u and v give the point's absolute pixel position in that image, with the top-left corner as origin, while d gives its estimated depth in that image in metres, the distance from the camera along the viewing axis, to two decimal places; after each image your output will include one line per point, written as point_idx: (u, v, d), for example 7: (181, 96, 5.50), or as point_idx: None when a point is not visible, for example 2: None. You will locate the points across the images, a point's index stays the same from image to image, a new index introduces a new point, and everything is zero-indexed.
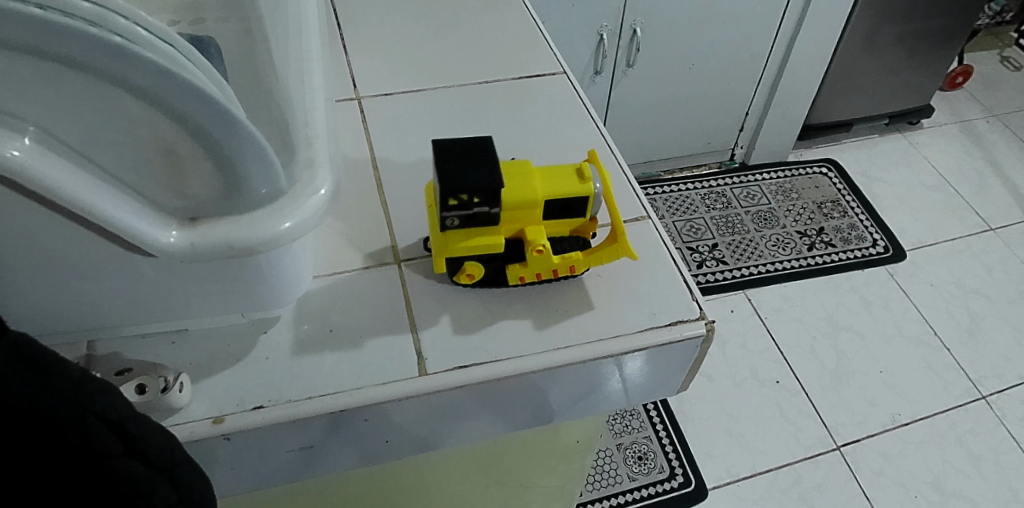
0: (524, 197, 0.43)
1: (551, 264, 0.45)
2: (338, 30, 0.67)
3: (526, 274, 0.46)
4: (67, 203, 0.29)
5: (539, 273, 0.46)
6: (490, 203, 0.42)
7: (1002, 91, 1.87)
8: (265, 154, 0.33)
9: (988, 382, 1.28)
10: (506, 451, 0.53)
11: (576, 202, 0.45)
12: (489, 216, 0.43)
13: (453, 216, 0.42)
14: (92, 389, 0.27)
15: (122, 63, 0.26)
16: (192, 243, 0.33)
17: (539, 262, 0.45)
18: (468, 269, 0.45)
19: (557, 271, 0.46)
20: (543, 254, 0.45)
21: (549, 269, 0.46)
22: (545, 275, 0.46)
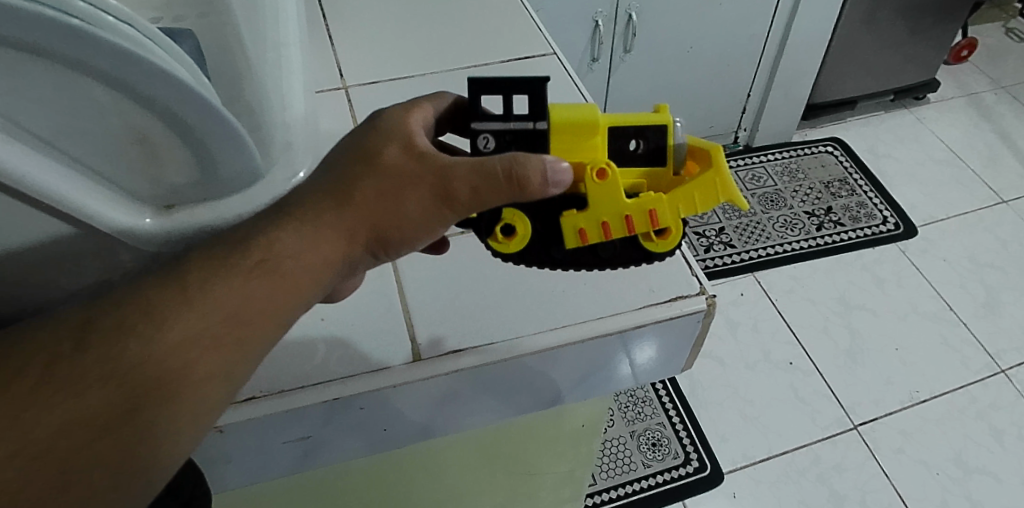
0: (581, 114, 0.37)
1: (622, 205, 0.38)
2: (324, 22, 0.67)
3: (588, 222, 0.38)
4: (48, 202, 0.29)
5: (605, 220, 0.38)
6: (540, 114, 0.37)
7: (1009, 62, 1.84)
8: (243, 139, 0.34)
9: (1007, 356, 1.25)
10: (511, 436, 0.53)
11: (648, 133, 0.38)
12: (540, 136, 0.37)
13: (489, 135, 0.37)
14: None
15: (87, 48, 0.26)
16: (168, 229, 0.34)
17: (604, 199, 0.38)
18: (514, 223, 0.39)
19: (629, 219, 0.38)
20: (612, 187, 0.37)
21: (619, 215, 0.38)
22: (613, 224, 0.38)
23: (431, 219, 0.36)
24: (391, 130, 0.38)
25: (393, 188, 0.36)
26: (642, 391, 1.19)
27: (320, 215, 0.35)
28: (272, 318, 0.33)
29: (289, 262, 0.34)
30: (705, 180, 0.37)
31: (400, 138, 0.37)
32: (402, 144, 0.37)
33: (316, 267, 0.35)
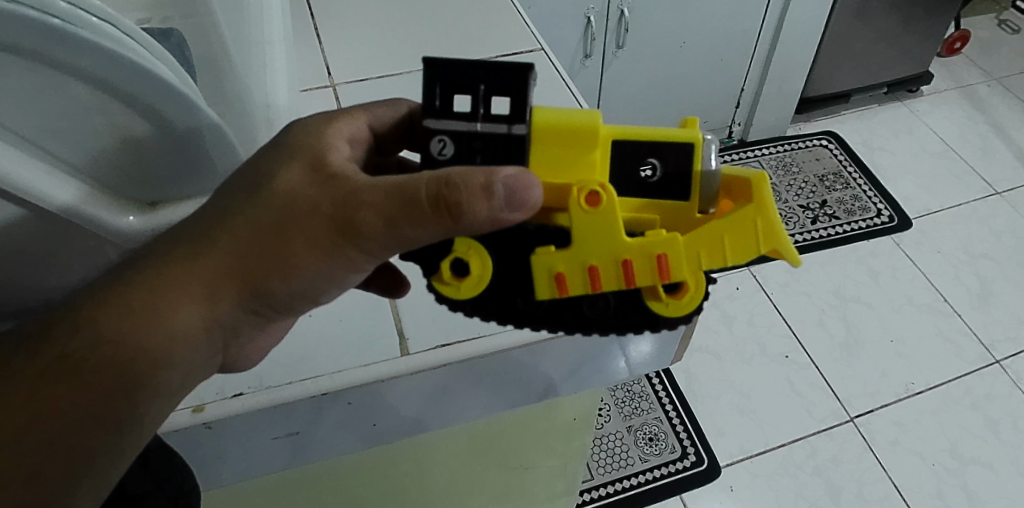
0: (575, 123, 0.32)
1: (621, 248, 0.32)
2: (312, 21, 0.67)
3: (571, 267, 0.32)
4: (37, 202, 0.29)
5: (592, 262, 0.32)
6: (519, 115, 0.31)
7: (1001, 54, 1.84)
8: (224, 133, 0.34)
9: (1001, 346, 1.26)
10: (502, 431, 0.53)
11: (668, 151, 0.33)
12: (515, 143, 0.32)
13: (445, 135, 0.32)
14: None
15: (72, 49, 0.26)
16: (152, 226, 0.35)
17: (596, 234, 0.32)
18: (470, 265, 0.33)
19: (627, 264, 0.32)
20: (605, 219, 0.31)
21: (615, 259, 0.32)
22: (602, 266, 0.32)
23: (322, 259, 0.33)
24: (303, 146, 0.34)
25: (272, 227, 0.32)
26: (638, 386, 1.19)
27: (180, 261, 0.32)
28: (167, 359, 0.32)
29: (137, 326, 0.31)
30: (742, 223, 0.31)
31: (311, 155, 0.34)
32: (310, 163, 0.33)
33: (175, 327, 0.32)
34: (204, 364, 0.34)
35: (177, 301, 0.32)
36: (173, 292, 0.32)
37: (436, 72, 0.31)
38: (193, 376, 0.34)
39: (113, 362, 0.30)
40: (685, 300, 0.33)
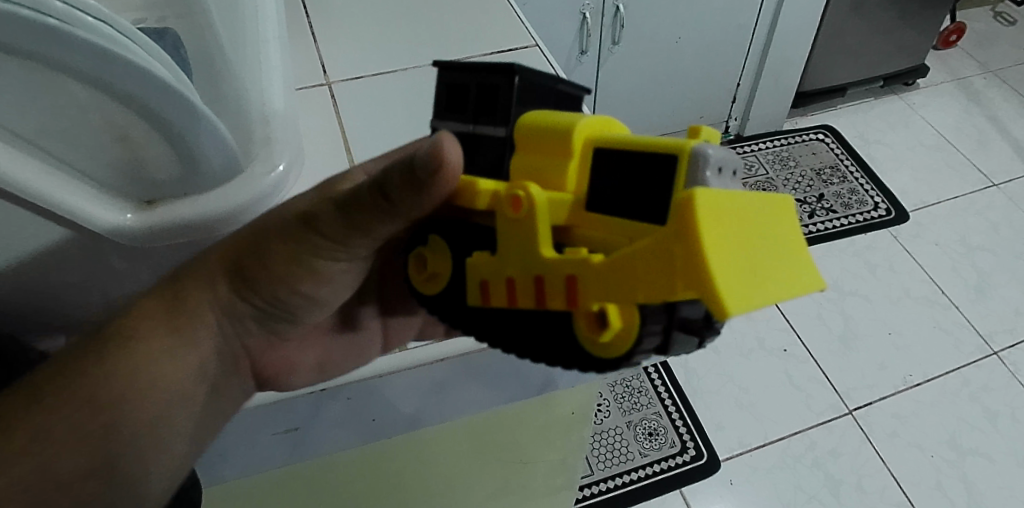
0: (545, 122, 0.30)
1: (540, 261, 0.29)
2: (308, 20, 0.67)
3: (494, 277, 0.31)
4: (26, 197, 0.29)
5: (513, 272, 0.30)
6: (504, 117, 0.31)
7: (998, 47, 1.85)
8: (221, 133, 0.33)
9: (999, 338, 1.26)
10: (501, 426, 0.53)
11: (642, 159, 0.27)
12: (501, 146, 0.31)
13: None
14: None
15: (59, 45, 0.26)
16: (149, 226, 0.33)
17: (517, 241, 0.29)
18: (432, 265, 0.34)
19: (539, 280, 0.29)
20: (524, 225, 0.29)
21: (532, 272, 0.29)
22: (520, 278, 0.30)
23: (294, 255, 0.37)
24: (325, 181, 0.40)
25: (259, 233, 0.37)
26: (638, 381, 1.19)
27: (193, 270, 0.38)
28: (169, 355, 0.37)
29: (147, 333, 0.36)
30: (659, 252, 0.24)
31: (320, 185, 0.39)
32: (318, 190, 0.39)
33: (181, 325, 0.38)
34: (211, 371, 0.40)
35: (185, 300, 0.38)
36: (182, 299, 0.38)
37: (445, 79, 0.33)
38: (214, 374, 0.40)
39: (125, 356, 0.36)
40: (604, 339, 0.27)
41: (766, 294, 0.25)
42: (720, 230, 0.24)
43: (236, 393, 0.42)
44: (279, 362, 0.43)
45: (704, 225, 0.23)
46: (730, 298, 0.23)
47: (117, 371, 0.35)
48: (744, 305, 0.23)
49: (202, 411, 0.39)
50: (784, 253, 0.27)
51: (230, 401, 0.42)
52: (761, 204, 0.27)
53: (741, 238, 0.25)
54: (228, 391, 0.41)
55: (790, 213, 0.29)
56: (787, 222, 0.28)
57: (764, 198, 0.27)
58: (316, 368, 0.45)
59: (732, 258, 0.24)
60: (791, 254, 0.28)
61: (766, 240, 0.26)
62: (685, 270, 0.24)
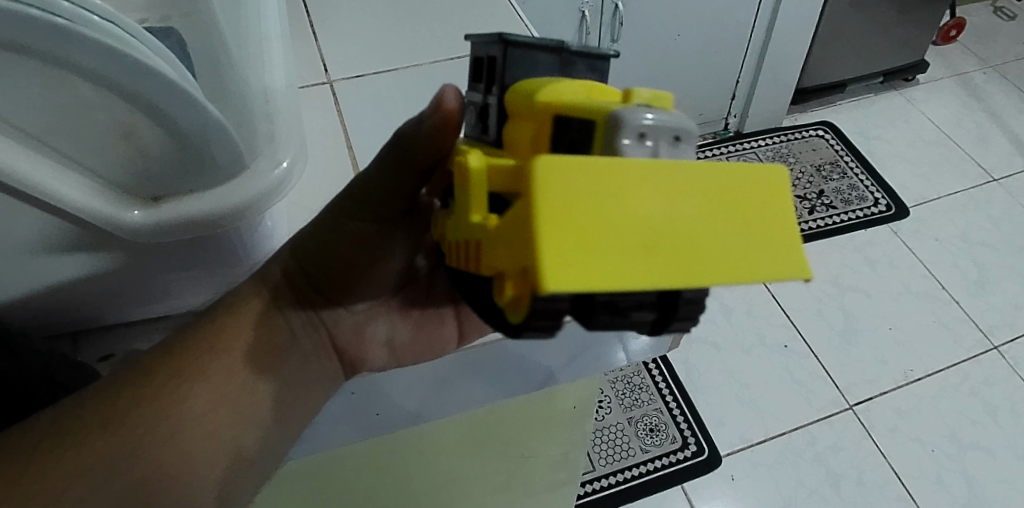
0: (525, 90, 0.29)
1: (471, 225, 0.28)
2: (308, 18, 0.67)
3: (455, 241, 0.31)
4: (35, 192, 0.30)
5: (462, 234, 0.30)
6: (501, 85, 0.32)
7: (997, 42, 1.85)
8: (224, 128, 0.33)
9: (999, 332, 1.27)
10: (503, 420, 0.54)
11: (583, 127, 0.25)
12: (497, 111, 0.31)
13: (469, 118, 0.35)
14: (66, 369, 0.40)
15: (70, 46, 0.27)
16: (156, 221, 0.34)
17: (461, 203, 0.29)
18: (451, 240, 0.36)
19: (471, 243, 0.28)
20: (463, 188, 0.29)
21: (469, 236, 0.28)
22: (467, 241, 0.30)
23: (330, 227, 0.41)
24: None
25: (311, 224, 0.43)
26: (639, 377, 1.19)
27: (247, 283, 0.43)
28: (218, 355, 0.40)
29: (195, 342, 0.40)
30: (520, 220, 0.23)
31: None
32: None
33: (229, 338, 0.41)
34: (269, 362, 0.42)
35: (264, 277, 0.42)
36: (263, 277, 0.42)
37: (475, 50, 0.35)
38: (295, 343, 0.44)
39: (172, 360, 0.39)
40: (504, 304, 0.25)
41: (647, 279, 0.22)
42: (578, 199, 0.22)
43: (322, 364, 0.45)
44: (350, 336, 0.46)
45: (540, 190, 0.21)
46: (556, 273, 0.21)
47: (203, 338, 0.40)
48: (578, 281, 0.21)
49: (284, 376, 0.43)
50: (714, 238, 0.23)
51: (319, 372, 0.44)
52: (692, 178, 0.24)
53: (626, 211, 0.22)
54: (312, 360, 0.44)
55: (757, 200, 0.25)
56: (746, 206, 0.24)
57: (699, 174, 0.24)
58: (387, 348, 0.47)
59: (585, 233, 0.21)
60: (732, 245, 0.24)
61: (682, 220, 0.23)
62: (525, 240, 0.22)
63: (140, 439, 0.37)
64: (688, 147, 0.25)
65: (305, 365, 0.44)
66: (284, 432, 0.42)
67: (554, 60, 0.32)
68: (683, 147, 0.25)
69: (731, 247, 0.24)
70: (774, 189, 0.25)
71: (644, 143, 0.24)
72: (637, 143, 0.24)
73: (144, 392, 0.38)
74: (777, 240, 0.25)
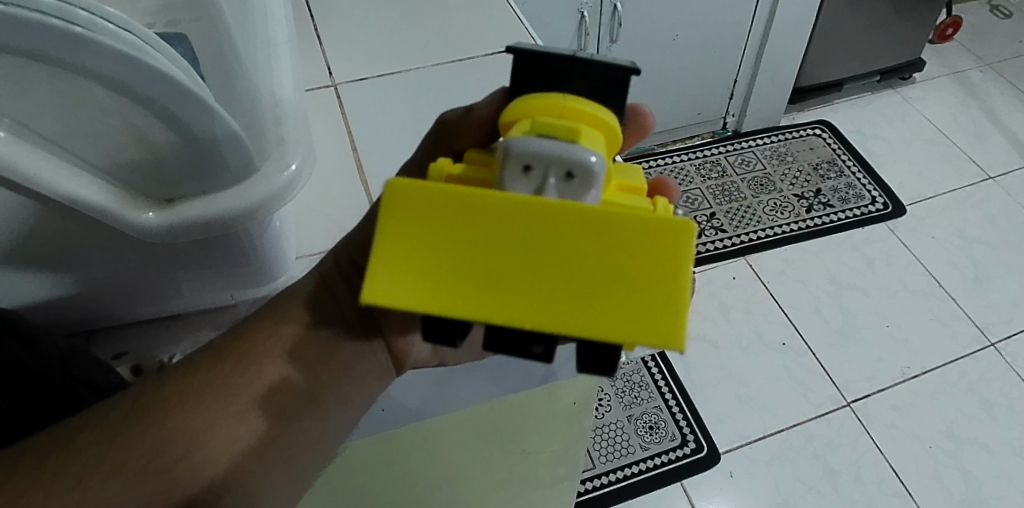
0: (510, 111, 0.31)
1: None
2: (312, 22, 0.68)
3: None
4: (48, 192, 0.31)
5: None
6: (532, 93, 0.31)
7: (993, 40, 1.86)
8: (235, 132, 0.34)
9: (996, 329, 1.28)
10: (505, 416, 0.55)
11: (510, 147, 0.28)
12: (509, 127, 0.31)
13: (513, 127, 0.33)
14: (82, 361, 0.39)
15: (86, 52, 0.28)
16: (170, 222, 0.35)
17: None
18: None
19: None
20: None
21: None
22: None
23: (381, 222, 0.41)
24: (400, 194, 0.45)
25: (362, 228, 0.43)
26: (638, 375, 1.20)
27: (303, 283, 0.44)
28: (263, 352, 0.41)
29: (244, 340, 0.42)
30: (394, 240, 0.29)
31: None
32: None
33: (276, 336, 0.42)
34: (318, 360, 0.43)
35: (323, 273, 0.44)
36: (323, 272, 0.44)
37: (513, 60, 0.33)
38: (353, 333, 0.44)
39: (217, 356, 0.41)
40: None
41: (466, 307, 0.27)
42: (422, 228, 0.28)
43: (377, 355, 0.45)
44: (401, 330, 0.46)
45: (391, 208, 0.28)
46: (383, 286, 0.27)
47: (266, 329, 0.42)
48: (392, 288, 0.27)
49: (340, 366, 0.43)
50: (555, 284, 0.27)
51: (374, 364, 0.45)
52: (547, 226, 0.27)
53: (466, 244, 0.27)
54: (366, 352, 0.44)
55: (620, 257, 0.27)
56: (600, 253, 0.27)
57: (551, 218, 0.27)
58: (437, 344, 0.48)
59: (418, 257, 0.27)
60: (578, 293, 0.27)
61: (526, 262, 0.27)
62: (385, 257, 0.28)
63: (209, 418, 0.39)
64: (584, 187, 0.28)
65: (360, 354, 0.44)
66: (342, 418, 0.43)
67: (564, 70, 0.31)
68: (575, 185, 0.28)
69: (565, 289, 0.27)
70: (650, 252, 0.27)
71: (531, 176, 0.28)
72: (521, 176, 0.28)
73: (213, 377, 0.40)
74: (635, 300, 0.27)
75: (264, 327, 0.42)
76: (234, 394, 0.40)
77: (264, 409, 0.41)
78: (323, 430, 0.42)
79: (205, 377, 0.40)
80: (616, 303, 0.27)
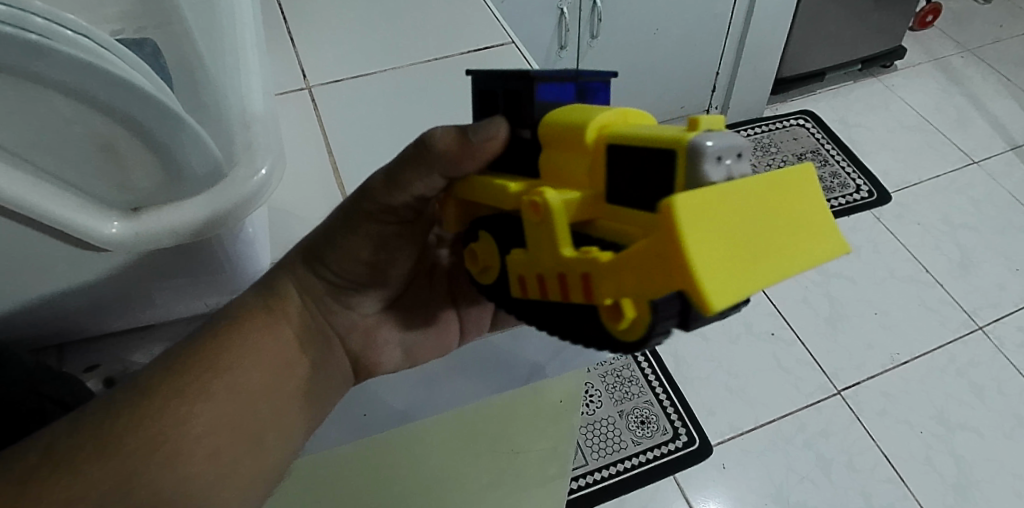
0: (562, 125, 0.31)
1: (562, 259, 0.29)
2: (285, 25, 0.67)
3: (529, 272, 0.32)
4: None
5: (541, 273, 0.31)
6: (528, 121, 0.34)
7: (974, 26, 1.87)
8: (203, 140, 0.34)
9: (983, 313, 1.29)
10: (492, 416, 0.54)
11: (647, 157, 0.27)
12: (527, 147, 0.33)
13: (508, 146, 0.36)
14: (47, 378, 0.38)
15: (44, 60, 0.27)
16: (136, 232, 0.34)
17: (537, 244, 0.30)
18: (484, 262, 0.36)
19: (562, 279, 0.30)
20: (544, 228, 0.29)
21: (560, 269, 0.29)
22: (548, 280, 0.31)
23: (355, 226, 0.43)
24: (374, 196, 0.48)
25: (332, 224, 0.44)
26: (628, 370, 1.20)
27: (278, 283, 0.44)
28: (246, 355, 0.41)
29: (223, 339, 0.41)
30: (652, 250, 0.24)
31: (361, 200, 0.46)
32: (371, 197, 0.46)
33: (258, 340, 0.42)
34: (300, 366, 0.44)
35: (291, 275, 0.44)
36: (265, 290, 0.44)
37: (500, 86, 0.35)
38: (309, 348, 0.45)
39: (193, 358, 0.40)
40: (622, 327, 0.28)
41: (771, 284, 0.24)
42: (708, 230, 0.23)
43: (333, 367, 0.46)
44: (369, 337, 0.48)
45: (678, 230, 0.22)
46: (714, 299, 0.22)
47: (247, 331, 0.42)
48: (735, 296, 0.23)
49: (318, 370, 0.45)
50: (793, 236, 0.26)
51: (339, 368, 0.47)
52: (763, 182, 0.26)
53: (740, 231, 0.24)
54: (333, 357, 0.46)
55: (804, 192, 0.27)
56: (803, 202, 0.27)
57: (766, 185, 0.26)
58: (405, 350, 0.49)
59: (726, 257, 0.23)
60: (806, 235, 0.26)
61: (774, 227, 0.25)
62: (663, 268, 0.24)
63: (194, 421, 0.38)
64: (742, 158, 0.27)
65: (329, 361, 0.46)
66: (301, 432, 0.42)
67: (572, 89, 0.34)
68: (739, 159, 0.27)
69: (803, 234, 0.26)
70: (811, 184, 0.28)
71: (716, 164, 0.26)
72: (715, 166, 0.25)
73: (196, 377, 0.39)
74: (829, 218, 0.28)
75: (218, 349, 0.40)
76: (215, 399, 0.39)
77: (248, 419, 0.40)
78: (288, 446, 0.42)
79: (183, 379, 0.39)
80: (826, 230, 0.27)
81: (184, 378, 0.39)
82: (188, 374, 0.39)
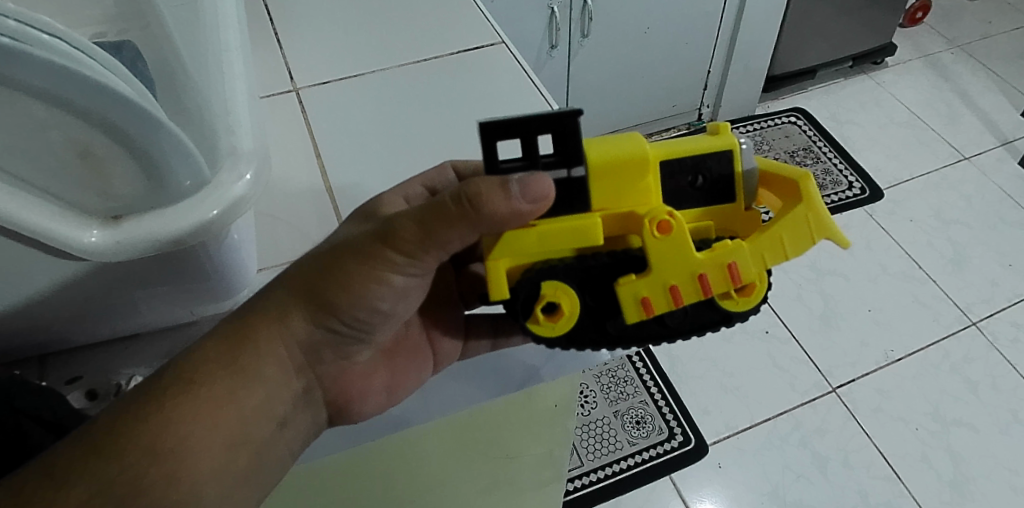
0: (627, 156, 0.33)
1: (694, 263, 0.34)
2: (272, 26, 0.67)
3: (655, 291, 0.34)
4: None
5: (672, 286, 0.34)
6: (572, 159, 0.33)
7: (963, 22, 1.88)
8: (186, 146, 0.33)
9: (977, 309, 1.29)
10: (486, 423, 0.54)
11: (710, 161, 0.35)
12: (575, 186, 0.34)
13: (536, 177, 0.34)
14: (24, 392, 0.37)
15: (19, 65, 0.26)
16: (117, 241, 0.33)
17: (667, 262, 0.34)
18: (560, 307, 0.36)
19: (704, 278, 0.34)
20: (677, 245, 0.34)
21: (691, 274, 0.34)
22: (677, 290, 0.34)
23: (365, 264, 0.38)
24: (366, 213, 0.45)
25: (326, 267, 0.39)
26: (623, 370, 1.20)
27: (262, 326, 0.40)
28: (232, 412, 0.39)
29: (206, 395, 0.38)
30: (784, 219, 0.34)
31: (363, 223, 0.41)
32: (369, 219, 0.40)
33: (243, 393, 0.39)
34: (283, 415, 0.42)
35: (277, 318, 0.40)
36: (244, 334, 0.39)
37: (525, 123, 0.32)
38: (287, 397, 0.42)
39: (177, 414, 0.37)
40: (746, 296, 0.35)
41: None
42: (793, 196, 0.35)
43: (308, 410, 0.44)
44: (355, 379, 0.47)
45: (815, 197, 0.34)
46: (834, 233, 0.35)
47: (234, 387, 0.39)
48: None
49: (298, 415, 0.43)
50: None
51: (317, 406, 0.45)
52: None
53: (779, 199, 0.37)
54: (313, 396, 0.44)
55: None
56: None
57: None
58: (388, 389, 0.49)
59: None
60: None
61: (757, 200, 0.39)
62: (794, 228, 0.34)
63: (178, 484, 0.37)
64: None
65: (309, 402, 0.44)
66: (271, 477, 0.42)
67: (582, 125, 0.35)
68: None
69: None
70: None
71: None
72: None
73: (181, 438, 0.37)
74: None
75: (199, 410, 0.38)
76: (199, 456, 0.37)
77: (230, 474, 0.39)
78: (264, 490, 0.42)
79: (165, 438, 0.36)
80: None
81: (167, 436, 0.36)
82: (172, 433, 0.37)
